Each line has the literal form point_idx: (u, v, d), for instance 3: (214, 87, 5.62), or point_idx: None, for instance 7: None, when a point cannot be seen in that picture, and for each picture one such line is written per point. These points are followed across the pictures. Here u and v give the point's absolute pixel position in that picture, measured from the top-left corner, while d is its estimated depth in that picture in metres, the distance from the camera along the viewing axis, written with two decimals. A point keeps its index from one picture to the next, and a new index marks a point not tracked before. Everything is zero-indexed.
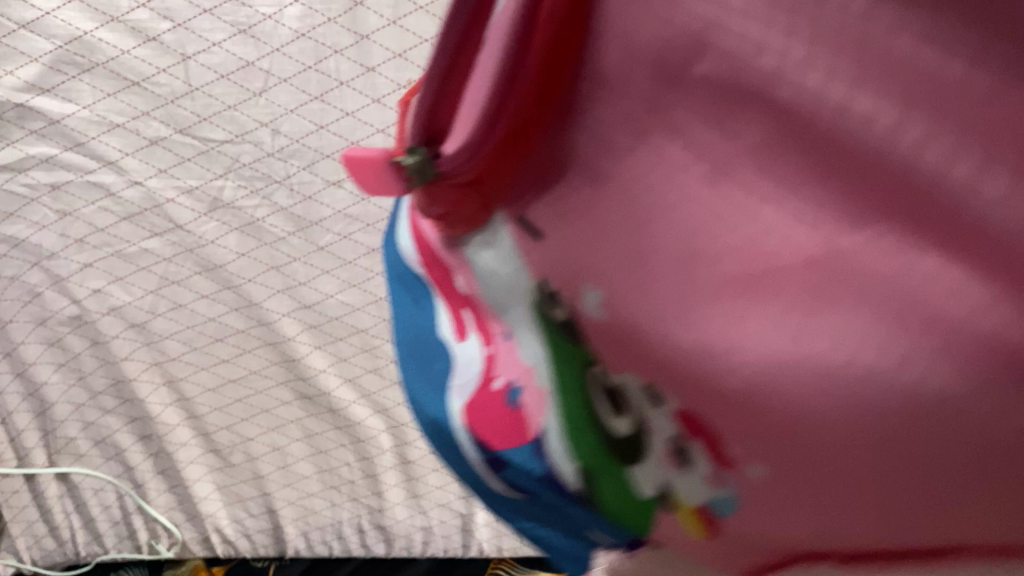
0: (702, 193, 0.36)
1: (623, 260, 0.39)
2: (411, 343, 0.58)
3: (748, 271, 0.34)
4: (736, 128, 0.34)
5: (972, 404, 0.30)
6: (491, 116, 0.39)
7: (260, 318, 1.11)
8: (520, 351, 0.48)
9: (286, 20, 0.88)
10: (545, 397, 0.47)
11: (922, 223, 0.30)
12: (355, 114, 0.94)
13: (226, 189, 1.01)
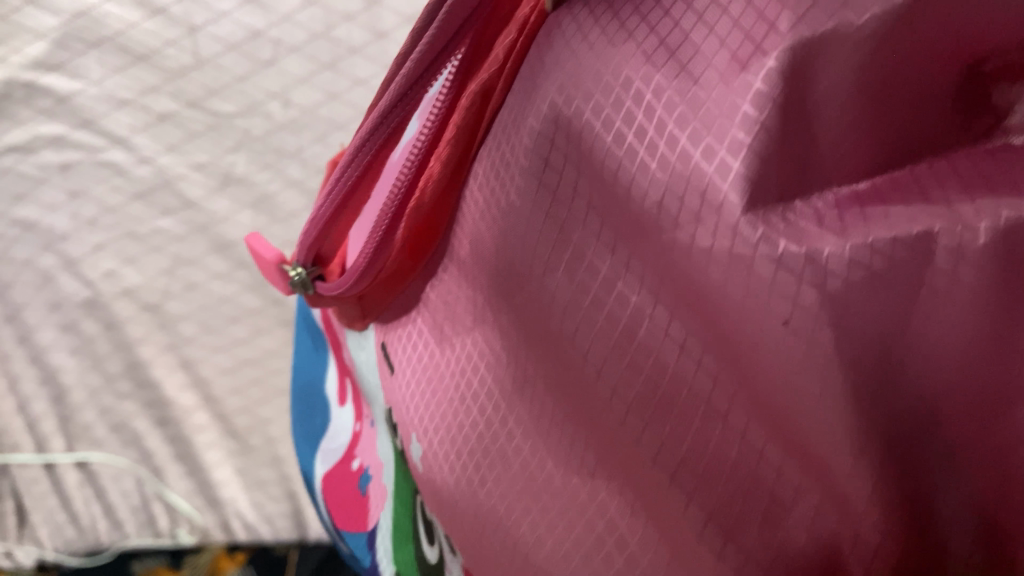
0: (570, 329, 0.37)
1: (536, 372, 0.40)
2: (304, 397, 0.90)
3: (629, 406, 0.35)
4: (621, 259, 0.34)
5: (813, 546, 0.31)
6: (366, 261, 0.50)
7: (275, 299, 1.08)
8: (374, 457, 0.72)
9: None
10: (383, 501, 0.71)
11: (739, 401, 0.31)
12: (368, 82, 0.95)
13: (237, 164, 0.99)
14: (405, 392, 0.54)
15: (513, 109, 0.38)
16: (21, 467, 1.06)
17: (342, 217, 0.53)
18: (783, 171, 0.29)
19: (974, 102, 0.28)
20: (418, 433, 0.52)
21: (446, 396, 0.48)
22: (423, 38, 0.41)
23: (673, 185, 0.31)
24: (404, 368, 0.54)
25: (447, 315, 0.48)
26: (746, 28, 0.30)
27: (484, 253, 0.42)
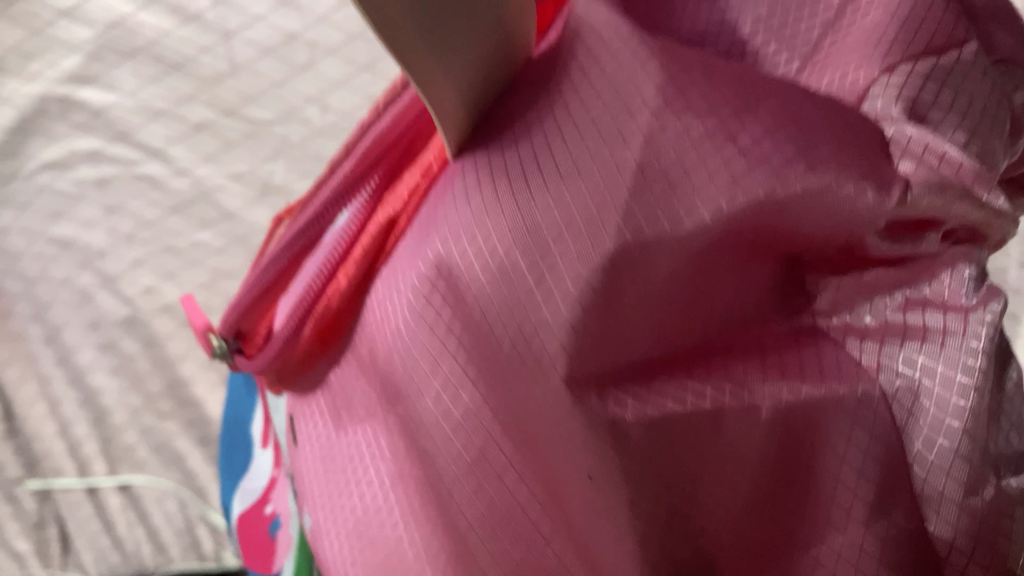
0: (438, 439, 0.44)
1: (411, 456, 0.47)
2: (231, 430, 0.84)
3: (475, 497, 0.44)
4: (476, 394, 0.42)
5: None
6: (287, 336, 0.52)
7: None
8: (285, 500, 0.69)
9: None
10: (287, 546, 0.68)
11: (551, 495, 0.44)
12: None
13: (276, 173, 0.96)
14: (308, 461, 0.57)
15: (409, 244, 0.44)
16: (61, 493, 0.95)
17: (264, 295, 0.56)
18: (609, 335, 0.41)
19: (796, 286, 0.48)
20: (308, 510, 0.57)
21: (343, 468, 0.53)
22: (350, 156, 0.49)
23: (517, 334, 0.40)
24: (307, 437, 0.57)
25: (344, 402, 0.53)
26: (588, 215, 0.38)
27: (375, 362, 0.47)
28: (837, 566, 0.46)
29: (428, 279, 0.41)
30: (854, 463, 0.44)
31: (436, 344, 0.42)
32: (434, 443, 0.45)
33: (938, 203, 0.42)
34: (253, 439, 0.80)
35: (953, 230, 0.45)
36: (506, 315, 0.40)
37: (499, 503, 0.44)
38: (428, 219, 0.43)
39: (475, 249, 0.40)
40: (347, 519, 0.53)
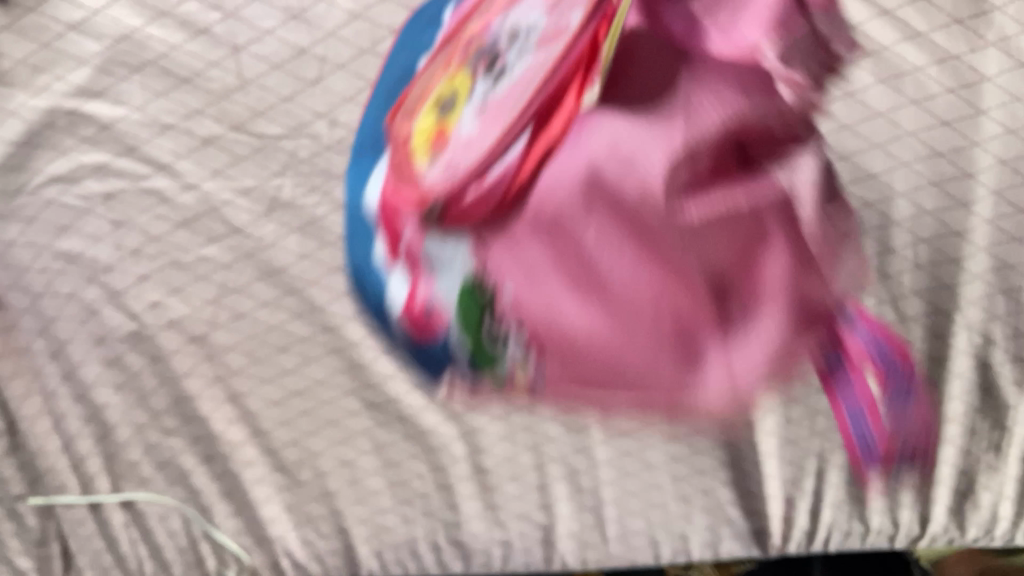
0: (536, 248, 0.53)
1: (520, 271, 0.54)
2: (355, 221, 0.67)
3: (573, 342, 0.53)
4: (576, 221, 0.50)
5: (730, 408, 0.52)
6: (497, 185, 0.50)
7: (324, 323, 1.04)
8: (439, 285, 0.60)
9: (341, 2, 0.87)
10: (449, 304, 0.60)
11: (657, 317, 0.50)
12: None
13: (284, 188, 0.96)
14: (509, 261, 0.54)
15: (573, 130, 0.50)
16: (142, 486, 1.14)
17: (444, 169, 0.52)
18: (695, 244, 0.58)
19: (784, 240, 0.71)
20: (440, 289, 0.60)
21: (533, 271, 0.53)
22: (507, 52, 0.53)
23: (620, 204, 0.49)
24: (507, 266, 0.54)
25: (519, 265, 0.54)
26: None
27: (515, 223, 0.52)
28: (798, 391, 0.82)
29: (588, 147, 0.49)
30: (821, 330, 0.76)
31: (568, 237, 0.51)
32: (546, 297, 0.54)
33: None
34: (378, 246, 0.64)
35: None
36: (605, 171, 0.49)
37: (647, 297, 0.50)
38: (582, 133, 0.50)
39: (619, 126, 0.48)
40: (519, 267, 0.54)
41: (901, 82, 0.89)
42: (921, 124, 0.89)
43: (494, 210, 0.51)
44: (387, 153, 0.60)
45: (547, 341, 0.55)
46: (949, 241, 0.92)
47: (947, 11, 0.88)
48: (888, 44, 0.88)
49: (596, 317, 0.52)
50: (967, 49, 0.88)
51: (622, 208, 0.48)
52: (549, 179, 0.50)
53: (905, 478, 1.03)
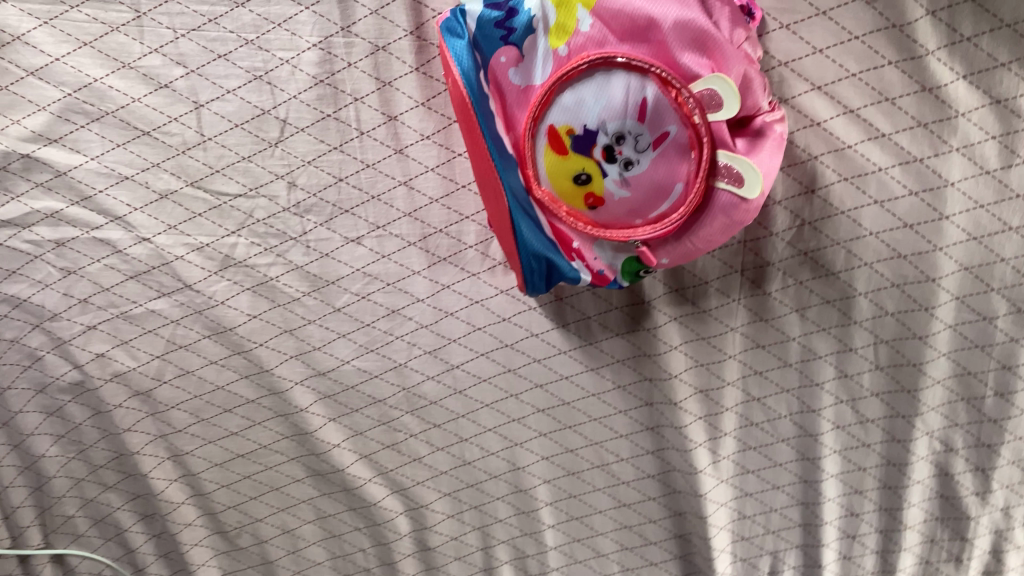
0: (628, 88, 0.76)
1: (611, 119, 0.76)
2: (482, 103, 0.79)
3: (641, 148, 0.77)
4: (654, 117, 0.76)
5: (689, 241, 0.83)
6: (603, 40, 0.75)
7: (272, 385, 1.03)
8: (544, 162, 0.81)
9: (304, 67, 0.85)
10: (562, 178, 0.81)
11: (669, 176, 0.79)
12: (376, 166, 0.90)
13: (238, 247, 0.94)
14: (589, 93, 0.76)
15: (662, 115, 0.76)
16: (75, 540, 1.13)
17: (560, 84, 0.77)
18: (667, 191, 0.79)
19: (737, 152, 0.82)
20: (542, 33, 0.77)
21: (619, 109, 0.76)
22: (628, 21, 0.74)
23: (669, 184, 0.79)
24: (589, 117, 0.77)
25: (580, 118, 0.77)
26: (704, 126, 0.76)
27: (597, 82, 0.76)
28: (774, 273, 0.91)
29: (664, 111, 0.76)
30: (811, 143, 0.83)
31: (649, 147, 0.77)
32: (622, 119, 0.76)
33: (875, 43, 0.79)
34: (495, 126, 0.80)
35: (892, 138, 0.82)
36: (665, 158, 0.78)
37: (662, 175, 0.79)
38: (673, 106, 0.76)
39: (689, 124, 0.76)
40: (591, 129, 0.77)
41: (863, 181, 0.85)
42: (882, 227, 0.87)
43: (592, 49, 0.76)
44: (497, 106, 0.80)
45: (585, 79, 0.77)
46: (906, 342, 0.93)
47: (912, 113, 0.81)
48: (850, 143, 0.83)
49: (624, 180, 0.79)
50: (931, 153, 0.82)
51: (654, 118, 0.76)
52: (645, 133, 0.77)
53: (828, 557, 1.07)
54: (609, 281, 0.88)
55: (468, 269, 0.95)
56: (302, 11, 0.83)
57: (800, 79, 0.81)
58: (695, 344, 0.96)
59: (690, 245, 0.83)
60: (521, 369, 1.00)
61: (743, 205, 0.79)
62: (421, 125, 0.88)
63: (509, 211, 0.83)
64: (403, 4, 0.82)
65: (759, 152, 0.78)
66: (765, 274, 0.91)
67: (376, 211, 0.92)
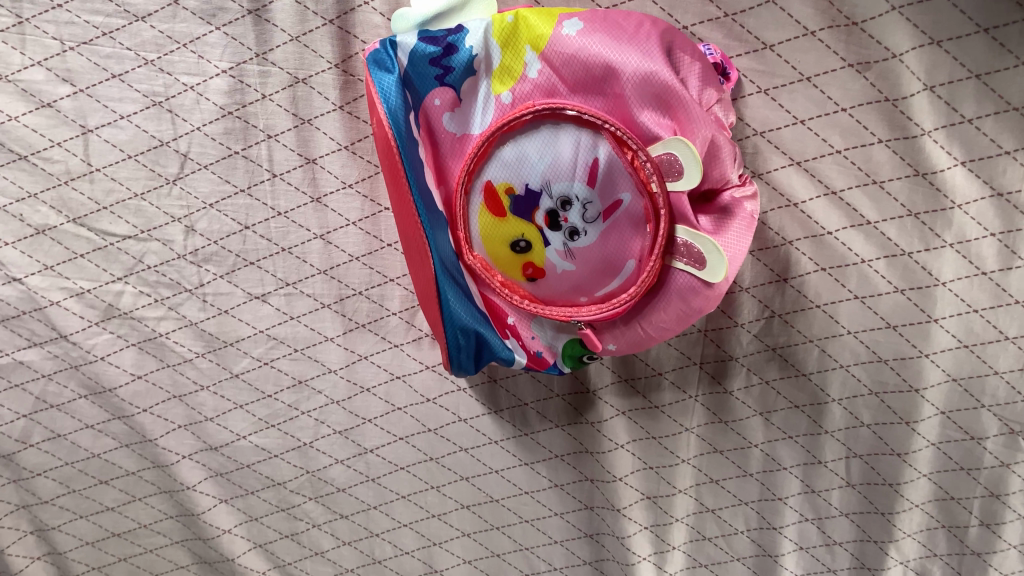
0: (576, 147, 0.65)
1: (555, 182, 0.66)
2: (412, 152, 0.67)
3: (590, 218, 0.67)
4: (607, 183, 0.66)
5: (641, 328, 0.71)
6: (552, 90, 0.65)
7: (155, 459, 0.89)
8: (477, 223, 0.70)
9: (210, 95, 0.74)
10: (498, 243, 0.70)
11: (620, 252, 0.68)
12: (289, 215, 0.78)
13: (124, 295, 0.81)
14: (533, 149, 0.66)
15: (617, 179, 0.65)
16: None
17: (499, 135, 0.66)
18: (617, 266, 0.68)
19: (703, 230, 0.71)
20: (485, 75, 0.67)
21: (564, 171, 0.65)
22: (581, 70, 0.64)
23: (618, 260, 0.68)
24: (530, 177, 0.66)
25: (520, 177, 0.66)
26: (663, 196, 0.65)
27: (541, 136, 0.66)
28: (745, 366, 0.79)
29: (618, 176, 0.65)
30: (787, 227, 0.74)
31: (599, 217, 0.66)
32: (568, 182, 0.66)
33: (862, 114, 0.68)
34: (425, 177, 0.69)
35: (878, 225, 0.72)
36: (615, 231, 0.67)
37: (611, 250, 0.68)
38: (627, 174, 0.65)
39: (646, 193, 0.65)
40: (531, 191, 0.66)
41: (843, 273, 0.74)
42: (861, 325, 0.76)
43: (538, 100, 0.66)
44: (428, 154, 0.70)
45: (528, 133, 0.66)
46: (882, 458, 0.81)
47: (901, 200, 0.71)
48: (830, 229, 0.73)
49: (567, 254, 0.68)
50: (921, 246, 0.72)
51: (606, 184, 0.66)
52: (594, 201, 0.66)
53: None
54: (548, 364, 0.75)
55: (389, 339, 0.82)
56: (212, 31, 0.71)
57: (778, 153, 0.71)
58: (644, 444, 0.84)
59: (640, 332, 0.72)
60: (444, 458, 0.87)
61: (705, 291, 0.67)
62: (343, 171, 0.76)
63: (435, 278, 0.69)
64: (328, 32, 0.71)
65: (726, 233, 0.66)
66: (726, 369, 0.80)
67: (286, 266, 0.80)
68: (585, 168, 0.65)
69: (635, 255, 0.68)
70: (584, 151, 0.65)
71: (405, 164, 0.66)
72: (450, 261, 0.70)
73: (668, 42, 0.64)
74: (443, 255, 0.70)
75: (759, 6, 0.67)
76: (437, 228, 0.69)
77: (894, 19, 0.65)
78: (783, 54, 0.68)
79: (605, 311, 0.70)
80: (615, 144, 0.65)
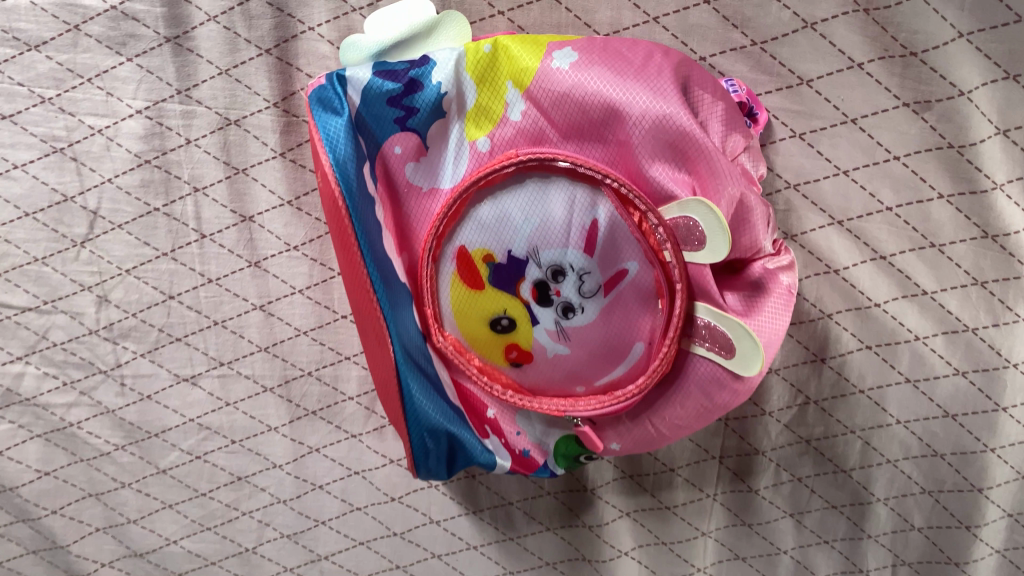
0: (570, 206, 0.53)
1: (546, 247, 0.53)
2: (368, 213, 0.53)
3: (589, 291, 0.54)
4: (609, 249, 0.53)
5: (652, 424, 0.58)
6: (539, 137, 0.53)
7: (67, 569, 0.74)
8: (448, 296, 0.57)
9: (123, 140, 0.60)
10: (476, 321, 0.57)
11: (626, 332, 0.55)
12: (222, 282, 0.64)
13: (24, 378, 0.67)
14: (518, 207, 0.53)
15: (621, 245, 0.53)
16: None
17: (474, 190, 0.53)
18: (623, 348, 0.56)
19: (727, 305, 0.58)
20: (457, 116, 0.54)
21: (556, 234, 0.53)
22: (575, 112, 0.51)
23: (623, 342, 0.56)
24: (514, 243, 0.53)
25: (502, 243, 0.54)
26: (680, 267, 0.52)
27: (528, 193, 0.53)
28: (774, 460, 0.66)
29: (622, 242, 0.53)
30: (824, 298, 0.61)
31: (599, 290, 0.54)
32: (561, 249, 0.53)
33: (920, 163, 0.56)
34: (385, 242, 0.55)
35: (937, 295, 0.59)
36: (621, 307, 0.54)
37: (614, 330, 0.55)
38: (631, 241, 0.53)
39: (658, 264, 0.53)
40: (515, 258, 0.54)
41: (892, 352, 0.61)
42: (912, 414, 0.63)
43: (523, 147, 0.53)
44: (388, 214, 0.56)
45: (511, 189, 0.53)
46: (936, 568, 0.68)
47: (965, 267, 0.58)
48: (878, 301, 0.60)
49: (560, 334, 0.55)
50: (988, 321, 0.59)
51: (608, 251, 0.53)
52: (593, 271, 0.53)
53: None
54: (537, 466, 0.62)
55: (346, 428, 0.69)
56: (122, 63, 0.58)
57: (815, 209, 0.58)
58: (652, 551, 0.70)
59: (650, 430, 0.58)
60: (412, 566, 0.73)
61: (731, 384, 0.54)
62: (287, 231, 0.63)
63: (399, 370, 0.54)
64: (264, 63, 0.58)
65: (760, 313, 0.52)
66: (751, 464, 0.67)
67: (220, 343, 0.66)
68: (581, 232, 0.53)
69: (646, 338, 0.55)
70: (580, 211, 0.52)
71: (359, 229, 0.52)
72: (416, 346, 0.57)
73: (684, 77, 0.51)
74: (407, 338, 0.56)
75: (795, 32, 0.54)
76: (398, 307, 0.55)
77: (961, 49, 0.53)
78: (823, 91, 0.55)
79: (608, 402, 0.57)
80: (620, 203, 0.52)
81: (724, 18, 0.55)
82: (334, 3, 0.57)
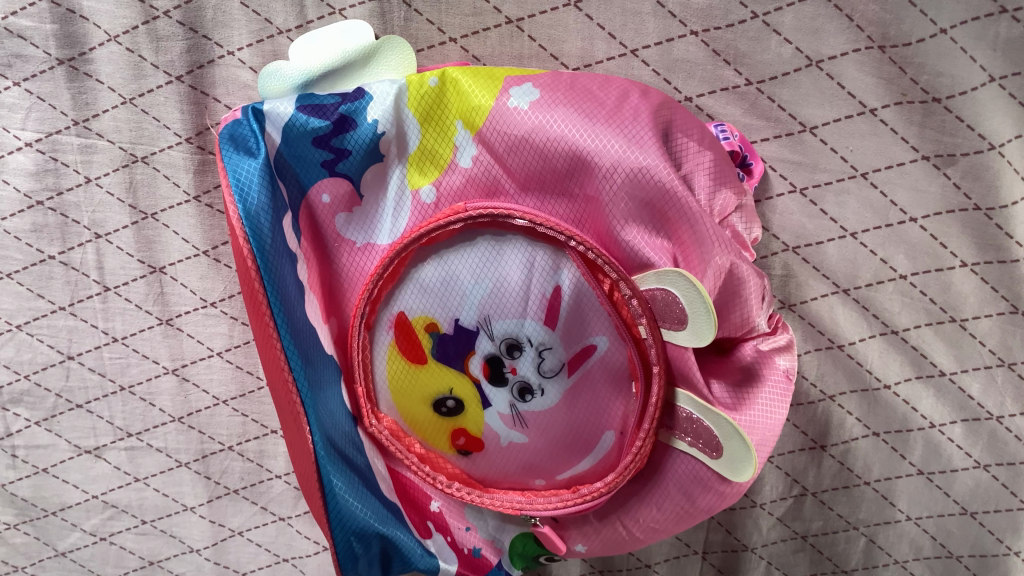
0: (528, 271, 0.44)
1: (501, 317, 0.45)
2: (287, 275, 0.44)
3: (551, 368, 0.46)
4: (575, 322, 0.45)
5: (623, 525, 0.49)
6: (492, 189, 0.44)
7: None
8: (384, 369, 0.48)
9: (10, 177, 0.51)
10: (417, 399, 0.48)
11: (595, 418, 0.47)
12: (129, 344, 0.55)
13: None
14: (467, 269, 0.45)
15: (588, 318, 0.44)
16: None
17: (416, 249, 0.45)
18: (591, 435, 0.47)
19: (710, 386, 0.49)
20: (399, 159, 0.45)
21: (511, 304, 0.44)
22: (535, 160, 0.42)
23: (590, 429, 0.47)
24: (462, 312, 0.45)
25: (447, 312, 0.45)
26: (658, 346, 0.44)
27: (478, 254, 0.45)
28: (764, 558, 0.58)
29: (589, 315, 0.44)
30: (825, 377, 0.53)
31: (562, 369, 0.46)
32: (516, 321, 0.45)
33: (939, 226, 0.47)
34: (308, 308, 0.47)
35: (957, 377, 0.51)
36: (589, 387, 0.46)
37: (580, 414, 0.47)
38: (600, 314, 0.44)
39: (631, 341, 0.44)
40: (463, 330, 0.45)
41: (903, 440, 0.53)
42: (925, 510, 0.54)
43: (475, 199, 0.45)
44: (314, 273, 0.48)
45: (458, 249, 0.45)
46: None
47: (991, 345, 0.49)
48: (888, 382, 0.52)
49: (516, 418, 0.47)
50: (1016, 409, 0.50)
51: (573, 325, 0.45)
52: (557, 349, 0.45)
53: None
54: (489, 568, 0.53)
55: (274, 509, 0.60)
56: (8, 88, 0.49)
57: (817, 276, 0.50)
58: None
59: (621, 531, 0.50)
60: None
61: (717, 486, 0.45)
62: (202, 285, 0.54)
63: (320, 465, 0.45)
64: (175, 92, 0.50)
65: (752, 407, 0.44)
66: (737, 562, 0.59)
67: (127, 411, 0.57)
68: (541, 302, 0.44)
69: (618, 425, 0.47)
70: (539, 278, 0.44)
71: (273, 295, 0.43)
72: (342, 432, 0.48)
73: (665, 122, 0.43)
74: (331, 422, 0.47)
75: (797, 70, 0.46)
76: (319, 388, 0.46)
77: (992, 95, 0.44)
78: (828, 140, 0.47)
79: (571, 497, 0.49)
80: (586, 271, 0.43)
81: (715, 53, 0.46)
82: (257, 24, 0.48)
